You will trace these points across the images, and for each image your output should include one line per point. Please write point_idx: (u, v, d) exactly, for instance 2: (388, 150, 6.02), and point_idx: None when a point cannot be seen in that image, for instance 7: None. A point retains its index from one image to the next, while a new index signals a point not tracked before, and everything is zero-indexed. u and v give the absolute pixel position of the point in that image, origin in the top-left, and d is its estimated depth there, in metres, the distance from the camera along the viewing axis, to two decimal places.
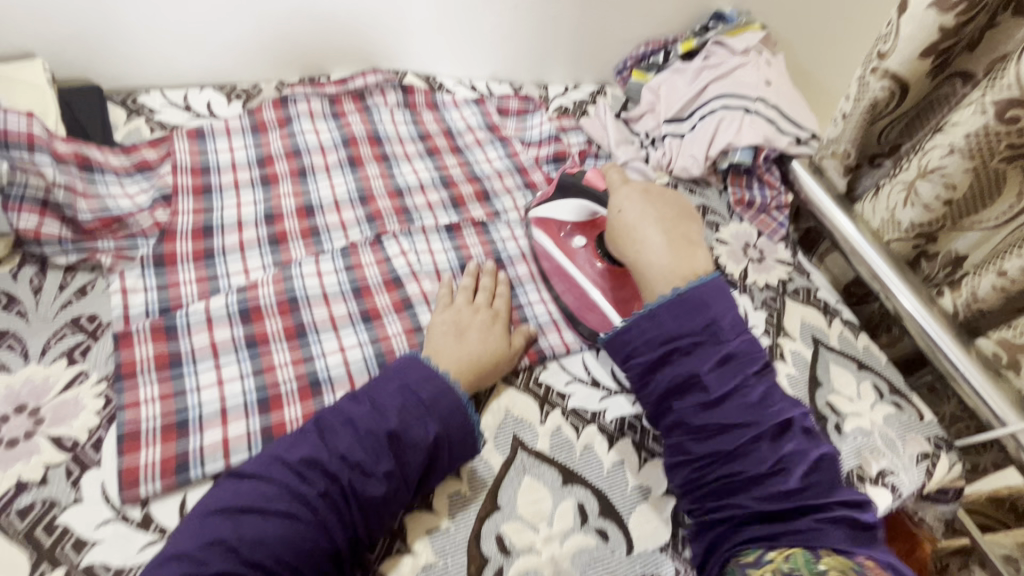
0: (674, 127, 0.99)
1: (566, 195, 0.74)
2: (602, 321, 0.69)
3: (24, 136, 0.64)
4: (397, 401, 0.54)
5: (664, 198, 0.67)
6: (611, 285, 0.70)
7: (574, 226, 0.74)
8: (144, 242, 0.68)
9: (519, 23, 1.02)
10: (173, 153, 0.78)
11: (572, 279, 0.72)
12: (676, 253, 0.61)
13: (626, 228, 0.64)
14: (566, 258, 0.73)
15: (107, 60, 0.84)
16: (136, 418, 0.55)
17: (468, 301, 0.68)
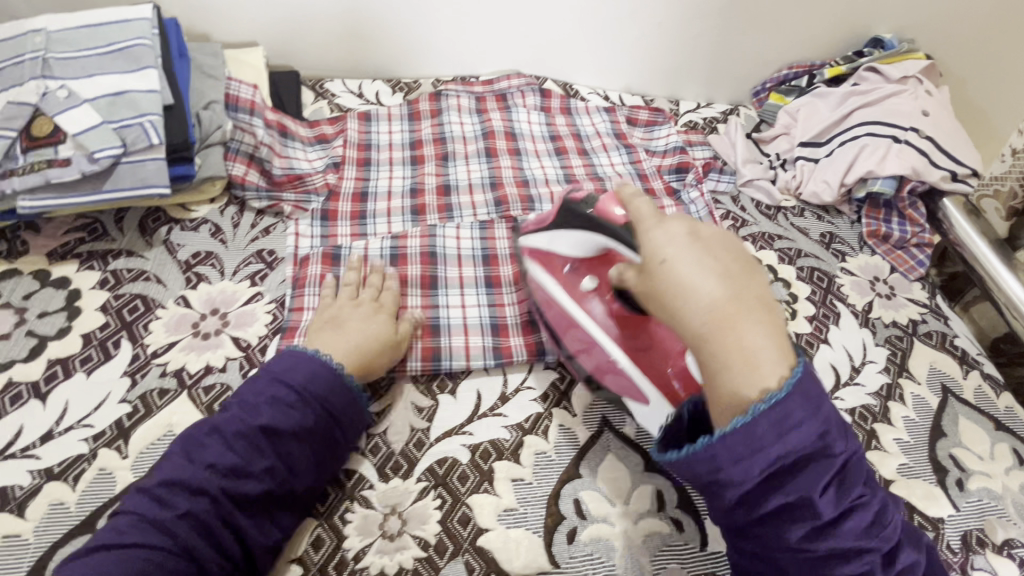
0: (809, 151, 0.96)
1: (570, 225, 0.64)
2: (626, 385, 0.61)
3: (248, 103, 0.82)
4: (272, 393, 0.54)
5: (717, 240, 0.47)
6: (624, 333, 0.62)
7: (580, 263, 0.66)
8: (317, 198, 0.82)
9: (662, 38, 1.06)
10: (346, 131, 0.93)
11: (585, 329, 0.63)
12: (751, 329, 0.43)
13: (670, 290, 0.45)
14: (574, 305, 0.65)
15: (307, 52, 1.02)
16: (298, 319, 0.68)
17: (351, 297, 0.68)
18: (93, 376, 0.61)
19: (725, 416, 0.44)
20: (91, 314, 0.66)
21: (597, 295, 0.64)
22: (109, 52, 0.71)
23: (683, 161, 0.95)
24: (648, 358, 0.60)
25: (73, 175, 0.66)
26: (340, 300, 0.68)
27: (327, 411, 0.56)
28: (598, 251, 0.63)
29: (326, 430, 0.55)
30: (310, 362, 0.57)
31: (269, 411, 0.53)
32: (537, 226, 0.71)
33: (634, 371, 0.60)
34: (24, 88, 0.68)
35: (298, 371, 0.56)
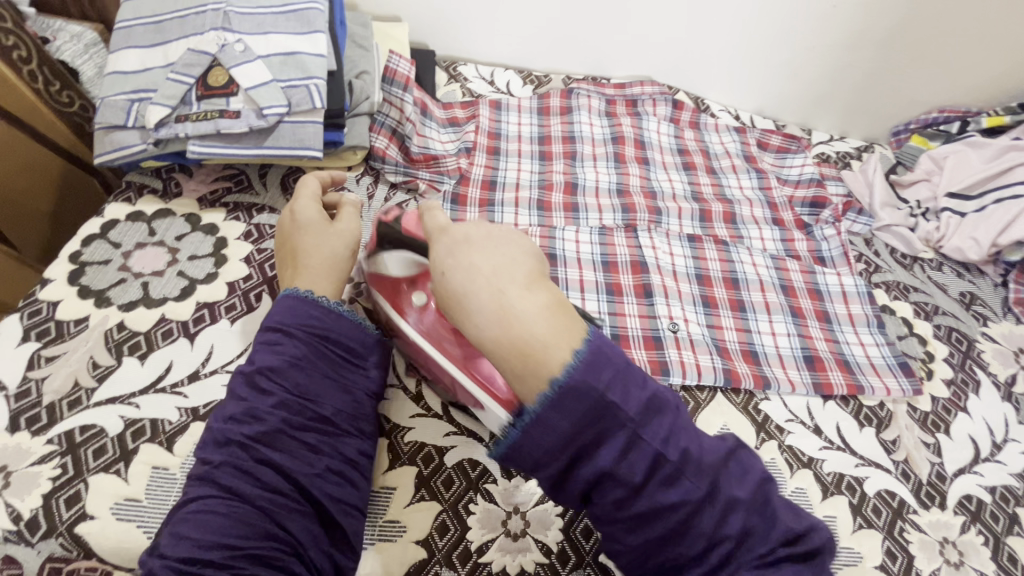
0: (957, 203, 0.90)
1: (384, 246, 0.58)
2: (467, 393, 0.55)
3: (403, 78, 0.83)
4: (273, 338, 0.52)
5: (498, 248, 0.44)
6: (455, 345, 0.54)
7: (411, 281, 0.58)
8: (449, 180, 0.83)
9: (807, 63, 1.01)
10: (478, 116, 0.93)
11: (430, 358, 0.56)
12: (545, 317, 0.40)
13: (459, 294, 0.42)
14: (418, 333, 0.57)
15: (447, 35, 1.02)
16: None
17: (292, 221, 0.62)
18: (236, 325, 0.63)
19: (533, 395, 0.39)
20: (236, 264, 0.68)
21: (428, 310, 0.57)
22: (284, 12, 0.73)
23: (820, 196, 0.91)
24: (477, 368, 0.52)
25: (240, 128, 0.68)
26: (286, 230, 0.62)
27: (319, 335, 0.53)
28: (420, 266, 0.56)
29: (328, 358, 0.53)
30: (290, 300, 0.54)
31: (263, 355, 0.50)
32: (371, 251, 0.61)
33: (469, 385, 0.52)
34: (205, 38, 0.70)
35: (278, 311, 0.53)
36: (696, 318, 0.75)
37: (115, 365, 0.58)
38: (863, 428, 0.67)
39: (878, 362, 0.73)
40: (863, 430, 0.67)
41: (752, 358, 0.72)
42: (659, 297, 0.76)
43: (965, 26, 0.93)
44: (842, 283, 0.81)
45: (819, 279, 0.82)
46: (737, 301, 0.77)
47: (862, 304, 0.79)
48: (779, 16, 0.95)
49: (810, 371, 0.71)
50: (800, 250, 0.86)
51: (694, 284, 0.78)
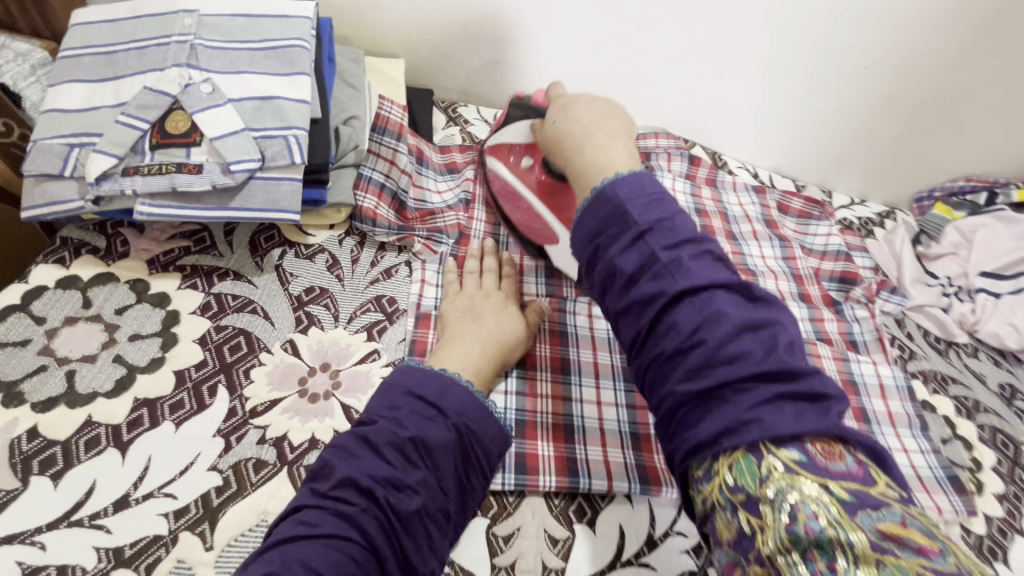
0: (991, 282, 0.84)
1: (515, 116, 0.66)
2: (548, 234, 0.68)
3: (397, 126, 0.74)
4: (419, 411, 0.48)
5: (614, 111, 0.57)
6: (553, 200, 0.64)
7: (523, 149, 0.66)
8: (447, 239, 0.72)
9: (832, 123, 0.93)
10: (478, 161, 0.82)
11: (527, 205, 0.67)
12: (599, 147, 0.51)
13: (569, 135, 0.54)
14: (515, 182, 0.67)
15: (447, 74, 0.93)
16: None
17: (477, 287, 0.66)
18: (182, 430, 0.52)
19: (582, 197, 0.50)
20: (188, 346, 0.57)
21: (532, 172, 0.66)
22: (262, 48, 0.63)
23: (850, 272, 0.84)
24: (565, 217, 0.64)
25: (202, 186, 0.57)
26: (454, 290, 0.66)
27: (466, 430, 0.49)
28: (530, 133, 0.63)
29: (463, 454, 0.49)
30: (442, 379, 0.51)
31: (391, 418, 0.47)
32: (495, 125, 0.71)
33: (555, 228, 0.65)
34: (165, 75, 0.60)
35: (425, 379, 0.51)
36: None
37: (21, 489, 0.47)
38: None
39: (927, 475, 0.65)
40: None
41: None
42: None
43: (1004, 91, 0.84)
44: (879, 374, 0.74)
45: (853, 368, 0.74)
46: None
47: (901, 400, 0.72)
48: (802, 73, 0.87)
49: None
50: (831, 332, 0.78)
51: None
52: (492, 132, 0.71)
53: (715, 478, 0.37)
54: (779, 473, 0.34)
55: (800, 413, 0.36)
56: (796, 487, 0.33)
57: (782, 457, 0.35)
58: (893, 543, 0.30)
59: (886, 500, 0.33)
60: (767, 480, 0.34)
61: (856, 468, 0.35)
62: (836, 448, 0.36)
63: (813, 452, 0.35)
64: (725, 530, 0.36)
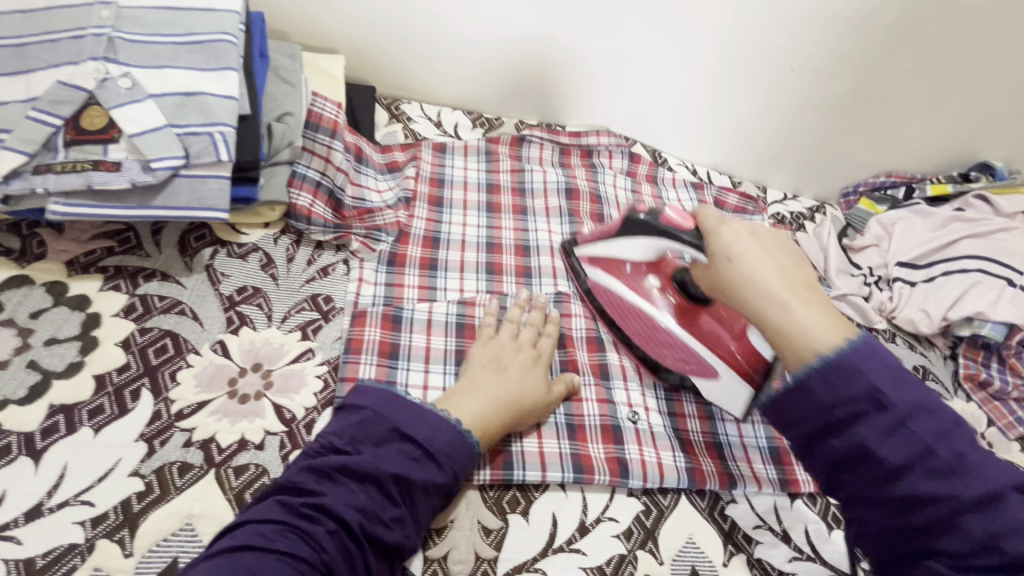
0: (907, 273, 0.89)
1: (643, 232, 0.69)
2: (698, 363, 0.67)
3: (331, 123, 0.73)
4: (393, 447, 0.49)
5: (784, 248, 0.51)
6: (686, 321, 0.70)
7: (646, 265, 0.72)
8: (386, 237, 0.73)
9: (765, 122, 0.97)
10: (420, 160, 0.84)
11: (640, 316, 0.71)
12: (798, 306, 0.44)
13: (742, 281, 0.48)
14: (635, 297, 0.72)
15: (389, 70, 0.93)
16: None
17: (511, 338, 0.64)
18: (101, 435, 0.50)
19: (800, 364, 0.43)
20: (110, 350, 0.55)
21: (659, 292, 0.71)
22: (187, 42, 0.62)
23: None
24: (719, 345, 0.67)
25: (120, 184, 0.56)
26: (486, 333, 0.64)
27: (455, 474, 0.51)
28: (659, 255, 0.69)
29: (448, 492, 0.50)
30: (414, 407, 0.52)
31: (368, 454, 0.48)
32: (599, 231, 0.76)
33: (710, 356, 0.67)
34: (80, 68, 0.57)
35: (398, 411, 0.51)
36: (657, 406, 0.67)
37: None
38: (831, 531, 0.61)
39: (750, 445, 0.66)
40: (832, 533, 0.61)
41: (716, 452, 0.64)
42: (617, 379, 0.68)
43: (920, 94, 0.90)
44: None
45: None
46: None
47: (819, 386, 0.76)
48: (735, 74, 0.91)
49: (683, 453, 0.63)
50: None
51: (626, 355, 0.71)
52: (596, 239, 0.75)
53: None
54: None
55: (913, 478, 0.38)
56: None
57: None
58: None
59: None
60: None
61: None
62: None
63: None
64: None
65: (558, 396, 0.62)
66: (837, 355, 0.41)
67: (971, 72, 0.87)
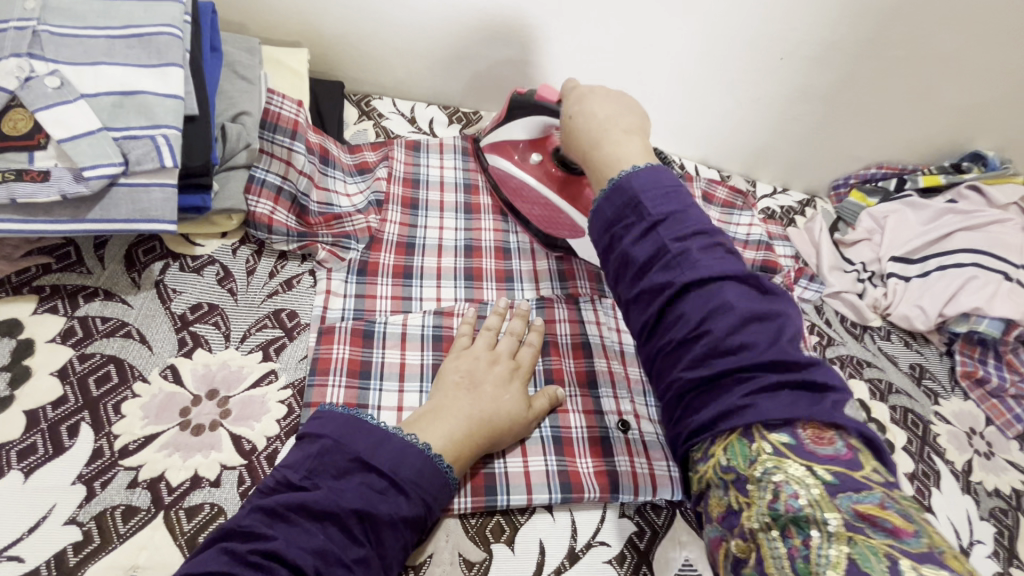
0: (901, 267, 0.86)
1: (518, 113, 0.70)
2: (571, 225, 0.70)
3: (291, 122, 0.67)
4: (354, 479, 0.44)
5: (626, 102, 0.58)
6: (562, 187, 0.70)
7: (528, 144, 0.72)
8: (356, 244, 0.67)
9: (752, 112, 0.93)
10: (392, 159, 0.78)
11: (536, 195, 0.71)
12: (620, 146, 0.53)
13: (586, 134, 0.56)
14: (527, 177, 0.72)
15: (357, 64, 0.87)
16: None
17: (487, 348, 0.60)
18: (32, 480, 0.45)
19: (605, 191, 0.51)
20: (44, 380, 0.50)
21: (541, 166, 0.71)
22: (125, 36, 0.56)
23: (771, 260, 0.84)
24: (585, 202, 0.68)
25: (50, 196, 0.50)
26: (462, 344, 0.60)
27: (424, 501, 0.46)
28: (542, 130, 0.69)
29: (419, 524, 0.46)
30: (379, 434, 0.47)
31: (326, 489, 0.43)
32: (496, 119, 0.75)
33: (574, 211, 0.69)
34: (1, 66, 0.51)
35: (360, 438, 0.46)
36: (648, 413, 0.63)
37: None
38: None
39: None
40: None
41: None
42: (606, 388, 0.64)
43: (911, 83, 0.87)
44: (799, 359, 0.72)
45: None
46: None
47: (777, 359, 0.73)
48: (721, 63, 0.87)
49: (678, 464, 0.59)
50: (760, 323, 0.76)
51: (616, 361, 0.66)
52: (494, 128, 0.75)
53: (712, 459, 0.39)
54: (767, 455, 0.36)
55: (796, 399, 0.38)
56: (780, 469, 0.35)
57: (772, 439, 0.37)
58: (866, 523, 0.31)
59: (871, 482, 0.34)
60: (756, 462, 0.36)
61: (845, 449, 0.36)
62: (828, 433, 0.37)
63: (803, 436, 0.37)
64: (716, 506, 0.39)
65: (538, 413, 0.57)
66: (635, 186, 0.47)
67: (964, 59, 0.83)
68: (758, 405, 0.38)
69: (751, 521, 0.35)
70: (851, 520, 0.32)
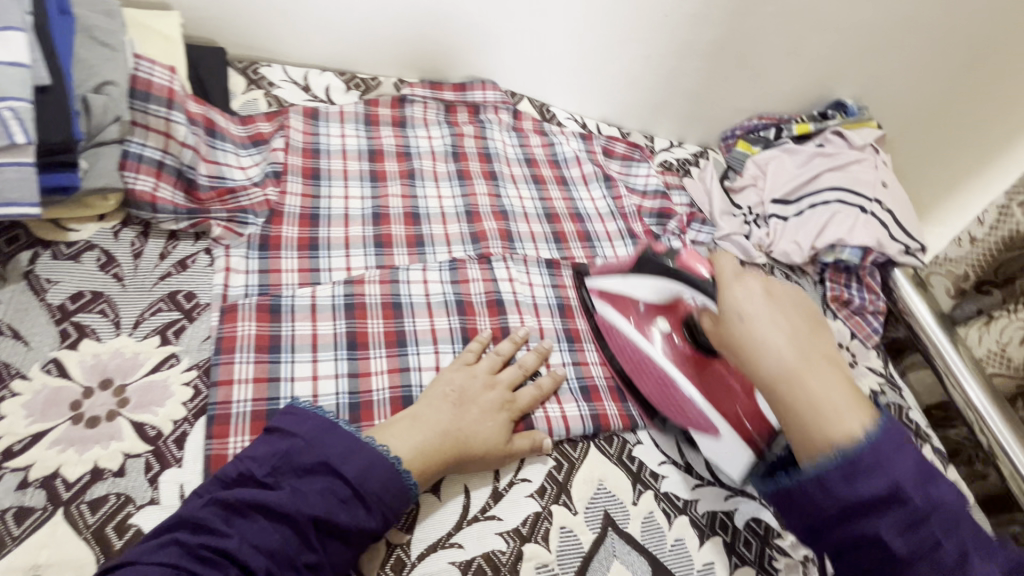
0: (780, 208, 0.95)
1: (648, 270, 0.67)
2: (695, 418, 0.63)
3: (165, 92, 0.62)
4: (319, 481, 0.45)
5: (794, 304, 0.49)
6: (699, 376, 0.65)
7: (649, 306, 0.68)
8: (254, 218, 0.65)
9: (645, 70, 0.98)
10: (288, 128, 0.75)
11: (662, 372, 0.66)
12: (819, 374, 0.44)
13: (748, 343, 0.47)
14: (660, 355, 0.67)
15: (239, 27, 0.81)
16: (227, 401, 0.52)
17: (487, 370, 0.60)
18: None
19: (815, 455, 0.41)
20: None
21: (670, 341, 0.67)
22: None
23: (665, 206, 0.88)
24: (726, 404, 0.63)
25: None
26: (463, 365, 0.60)
27: (385, 513, 0.46)
28: (675, 300, 0.65)
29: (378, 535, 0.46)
30: (350, 441, 0.47)
31: (288, 488, 0.44)
32: (607, 266, 0.72)
33: (712, 413, 0.62)
34: None
35: (333, 443, 0.47)
36: (561, 358, 0.67)
37: None
38: None
39: None
40: None
41: (619, 392, 0.66)
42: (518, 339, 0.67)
43: (779, 36, 0.94)
44: None
45: None
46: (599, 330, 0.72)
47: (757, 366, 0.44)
48: (609, 20, 0.90)
49: (587, 400, 0.64)
50: None
51: (528, 313, 0.70)
52: (611, 275, 0.70)
53: None
54: None
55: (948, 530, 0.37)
56: None
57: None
58: None
59: None
60: None
61: None
62: None
63: None
64: None
65: (518, 452, 0.56)
66: (856, 448, 0.39)
67: (819, 13, 0.91)
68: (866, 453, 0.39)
69: None
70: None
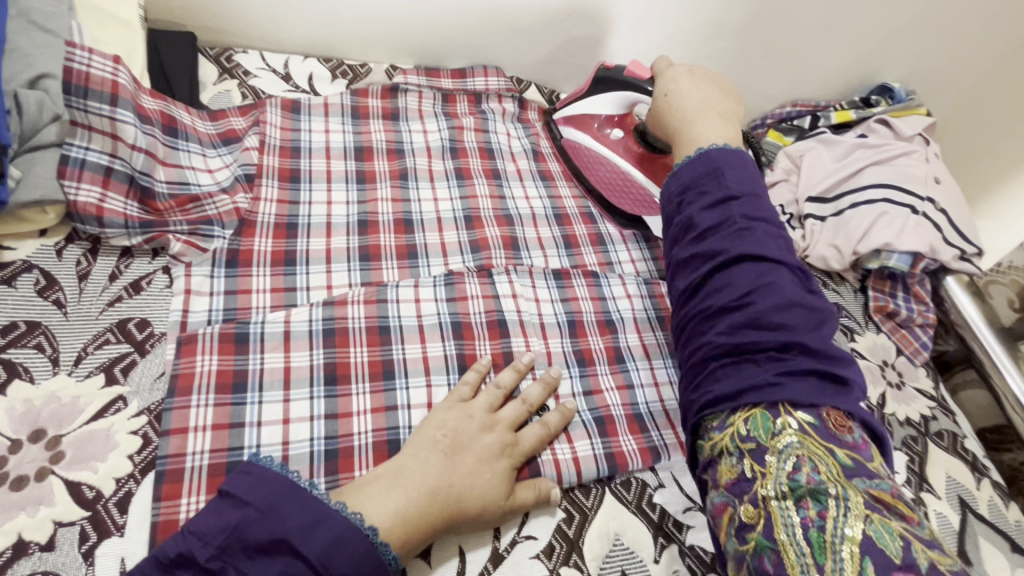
0: (817, 208, 0.83)
1: (604, 88, 0.76)
2: (642, 200, 0.74)
3: (108, 84, 0.52)
4: (277, 563, 0.38)
5: (712, 81, 0.63)
6: (646, 164, 0.75)
7: (609, 119, 0.77)
8: (221, 230, 0.57)
9: (666, 51, 0.87)
10: (263, 124, 0.67)
11: (617, 171, 0.75)
12: (710, 122, 0.58)
13: (676, 113, 0.61)
14: (606, 150, 0.76)
15: (210, 10, 0.72)
16: (180, 454, 0.44)
17: (486, 408, 0.52)
18: None
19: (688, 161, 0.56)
20: None
21: (622, 142, 0.77)
22: None
23: None
24: (667, 185, 0.73)
25: None
26: (458, 401, 0.52)
27: None
28: (628, 106, 0.75)
29: None
30: (314, 510, 0.40)
31: (237, 574, 0.37)
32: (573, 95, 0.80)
33: (652, 188, 0.73)
34: None
35: (294, 515, 0.39)
36: (571, 387, 0.59)
37: None
38: None
39: (673, 409, 0.60)
40: None
41: (637, 425, 0.58)
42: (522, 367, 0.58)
43: (818, 12, 0.83)
44: None
45: (613, 307, 0.66)
46: (615, 350, 0.63)
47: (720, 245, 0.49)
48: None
49: (602, 437, 0.56)
50: None
51: (533, 335, 0.61)
52: (573, 100, 0.79)
53: (729, 427, 0.43)
54: (793, 431, 0.40)
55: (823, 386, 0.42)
56: (803, 448, 0.39)
57: (798, 418, 0.41)
58: (881, 505, 0.37)
59: (883, 474, 0.40)
60: (781, 435, 0.41)
61: (860, 441, 0.41)
62: (845, 422, 0.42)
63: (826, 420, 0.41)
64: (725, 473, 0.43)
65: (520, 506, 0.48)
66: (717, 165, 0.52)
67: None
68: (787, 385, 0.41)
69: (768, 489, 0.39)
70: (868, 501, 0.37)
